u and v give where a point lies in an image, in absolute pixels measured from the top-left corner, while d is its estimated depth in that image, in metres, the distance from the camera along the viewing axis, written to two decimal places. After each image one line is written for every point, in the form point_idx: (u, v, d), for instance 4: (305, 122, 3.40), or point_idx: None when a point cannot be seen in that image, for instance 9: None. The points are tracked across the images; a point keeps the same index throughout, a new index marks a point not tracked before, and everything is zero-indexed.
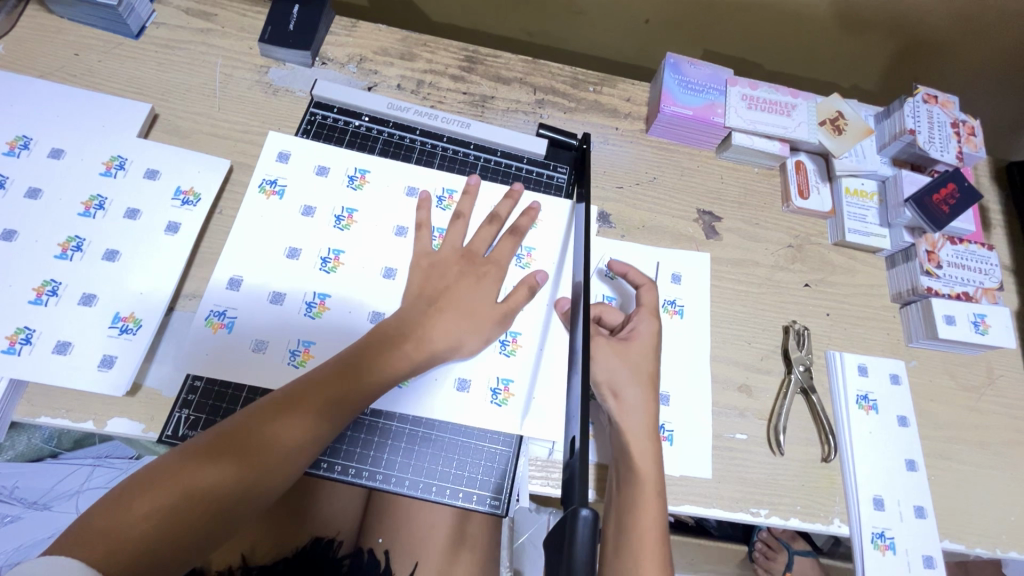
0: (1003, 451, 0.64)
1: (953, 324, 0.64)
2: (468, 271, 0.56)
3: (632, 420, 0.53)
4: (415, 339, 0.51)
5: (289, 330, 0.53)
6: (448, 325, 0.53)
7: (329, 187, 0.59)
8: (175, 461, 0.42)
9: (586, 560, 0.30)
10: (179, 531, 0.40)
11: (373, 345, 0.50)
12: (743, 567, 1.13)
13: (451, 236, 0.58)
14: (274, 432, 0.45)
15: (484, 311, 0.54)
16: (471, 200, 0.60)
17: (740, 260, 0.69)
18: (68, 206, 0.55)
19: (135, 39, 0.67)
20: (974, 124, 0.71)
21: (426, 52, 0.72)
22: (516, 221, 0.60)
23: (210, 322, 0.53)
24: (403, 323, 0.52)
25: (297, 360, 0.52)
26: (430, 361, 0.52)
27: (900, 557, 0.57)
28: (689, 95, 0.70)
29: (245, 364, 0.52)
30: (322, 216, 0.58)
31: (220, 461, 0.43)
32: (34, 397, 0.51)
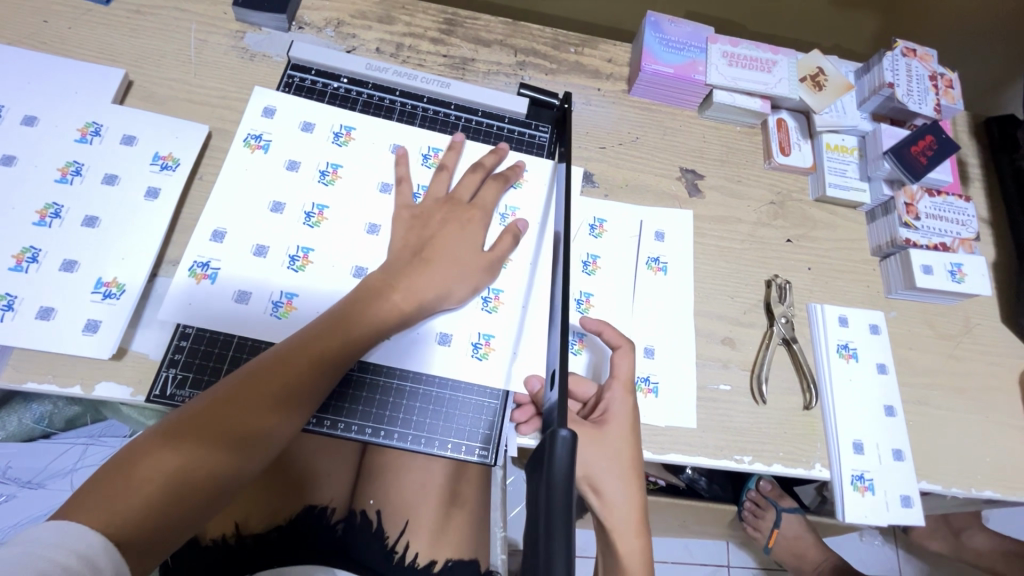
0: (978, 395, 0.66)
1: (930, 273, 0.65)
2: (451, 218, 0.56)
3: (615, 514, 0.53)
4: (402, 286, 0.52)
5: (271, 285, 0.53)
6: (436, 274, 0.53)
7: (310, 144, 0.59)
8: (170, 427, 0.43)
9: (567, 473, 0.32)
10: (180, 498, 0.41)
11: (358, 302, 0.51)
12: (732, 526, 1.16)
13: (432, 188, 0.58)
14: (266, 394, 0.45)
15: (469, 261, 0.54)
16: (458, 155, 0.60)
17: (723, 217, 0.69)
18: (44, 172, 0.55)
19: (105, 5, 0.65)
20: (952, 77, 0.71)
21: (405, 15, 0.72)
22: (501, 173, 0.60)
23: (193, 274, 0.53)
24: (389, 278, 0.52)
25: (280, 312, 0.53)
26: (419, 311, 0.52)
27: (878, 498, 0.59)
28: (670, 53, 0.70)
29: (229, 317, 0.52)
30: (306, 170, 0.58)
31: (215, 426, 0.43)
32: (19, 363, 0.50)
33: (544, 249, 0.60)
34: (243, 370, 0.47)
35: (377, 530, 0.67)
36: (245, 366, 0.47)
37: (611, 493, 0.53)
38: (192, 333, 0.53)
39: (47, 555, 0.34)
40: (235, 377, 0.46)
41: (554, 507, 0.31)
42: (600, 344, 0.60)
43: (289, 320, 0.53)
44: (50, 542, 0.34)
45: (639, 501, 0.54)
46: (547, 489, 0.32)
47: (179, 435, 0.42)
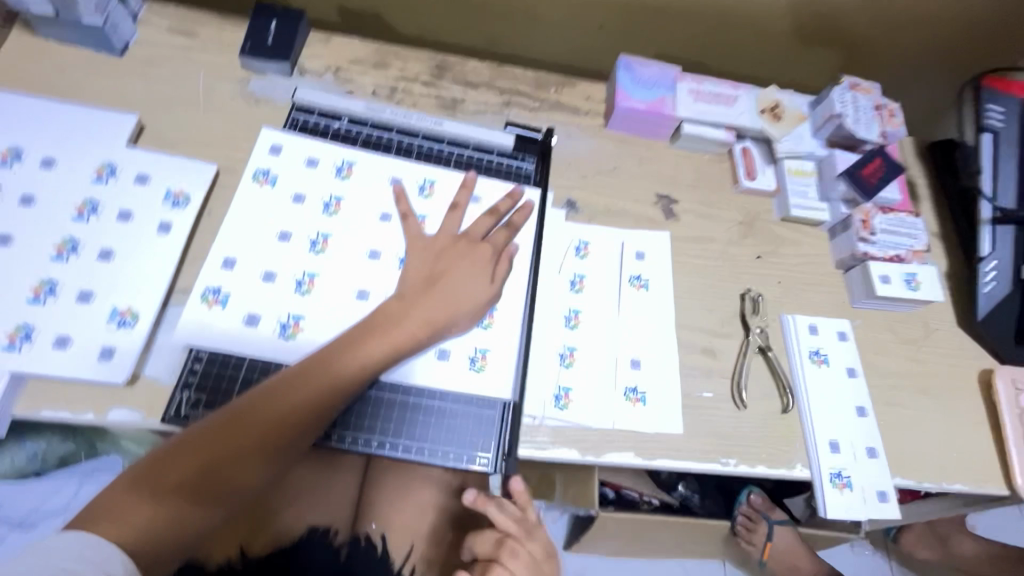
0: (942, 395, 0.71)
1: (888, 282, 0.71)
2: (464, 252, 0.61)
3: None
4: (415, 314, 0.56)
5: (278, 309, 0.57)
6: (443, 304, 0.57)
7: (317, 178, 0.63)
8: (182, 446, 0.46)
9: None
10: (180, 527, 0.44)
11: (353, 339, 0.54)
12: (726, 542, 1.18)
13: (447, 222, 0.63)
14: (272, 419, 0.49)
15: (474, 292, 0.59)
16: (469, 194, 0.66)
17: (697, 237, 0.75)
18: (62, 210, 0.58)
19: (119, 57, 0.70)
20: (894, 107, 0.79)
21: (398, 61, 0.78)
22: (500, 206, 0.66)
23: (205, 300, 0.56)
24: (402, 305, 0.56)
25: (288, 334, 0.56)
26: (430, 336, 0.56)
27: (857, 494, 0.62)
28: (641, 91, 0.77)
29: (238, 337, 0.55)
30: (311, 202, 0.62)
31: (222, 446, 0.47)
32: (36, 392, 0.52)
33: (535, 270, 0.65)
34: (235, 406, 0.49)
35: (383, 553, 0.68)
36: (254, 390, 0.50)
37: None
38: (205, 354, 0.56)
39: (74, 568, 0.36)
40: (228, 412, 0.49)
41: None
42: (591, 359, 0.63)
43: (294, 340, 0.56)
44: (74, 556, 0.37)
45: None
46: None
47: (177, 466, 0.45)
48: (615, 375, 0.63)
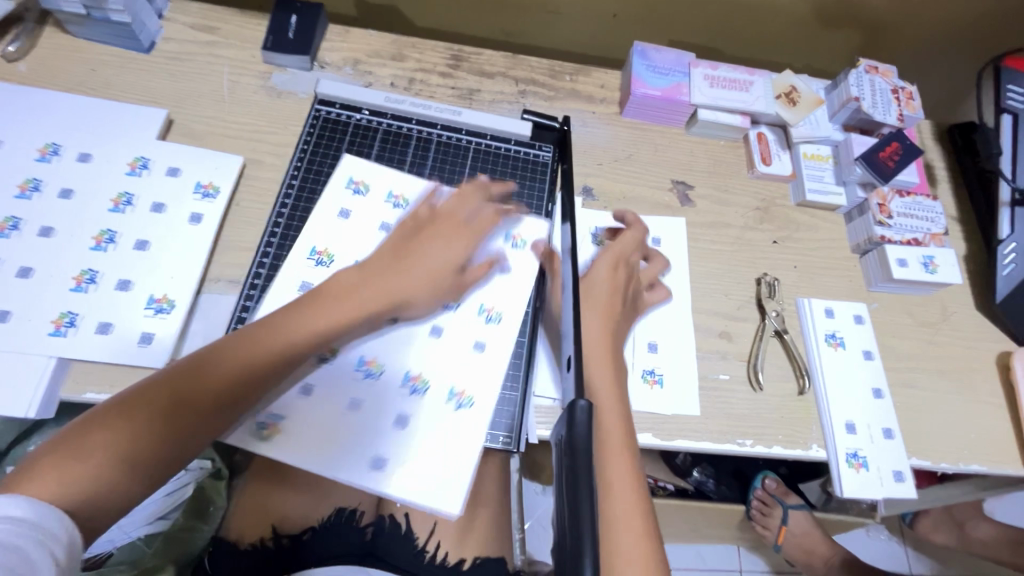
0: (959, 377, 0.71)
1: (905, 266, 0.71)
2: (439, 237, 0.59)
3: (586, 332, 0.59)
4: (372, 287, 0.54)
5: (366, 438, 0.55)
6: (414, 278, 0.56)
7: (328, 190, 0.65)
8: (133, 399, 0.44)
9: (585, 436, 0.37)
10: (120, 486, 0.41)
11: (309, 301, 0.53)
12: (741, 526, 1.19)
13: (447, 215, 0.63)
14: (223, 375, 0.47)
15: (443, 280, 0.58)
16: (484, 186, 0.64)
17: (713, 223, 0.75)
18: (99, 203, 0.61)
19: (146, 54, 0.72)
20: (912, 89, 0.79)
21: (415, 53, 0.79)
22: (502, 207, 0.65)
23: (260, 429, 0.54)
24: (363, 274, 0.55)
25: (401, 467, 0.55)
26: (388, 311, 0.55)
27: (873, 473, 0.63)
28: (656, 78, 0.77)
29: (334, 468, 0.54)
30: (339, 182, 0.66)
31: (173, 401, 0.45)
32: (80, 375, 0.55)
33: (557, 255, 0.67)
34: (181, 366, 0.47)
35: (407, 532, 0.71)
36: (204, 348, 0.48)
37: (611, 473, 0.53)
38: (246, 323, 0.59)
39: (20, 518, 0.36)
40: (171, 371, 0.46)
41: (580, 459, 0.36)
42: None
43: (391, 458, 0.55)
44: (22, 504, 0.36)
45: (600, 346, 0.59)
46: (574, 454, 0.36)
47: (129, 423, 0.43)
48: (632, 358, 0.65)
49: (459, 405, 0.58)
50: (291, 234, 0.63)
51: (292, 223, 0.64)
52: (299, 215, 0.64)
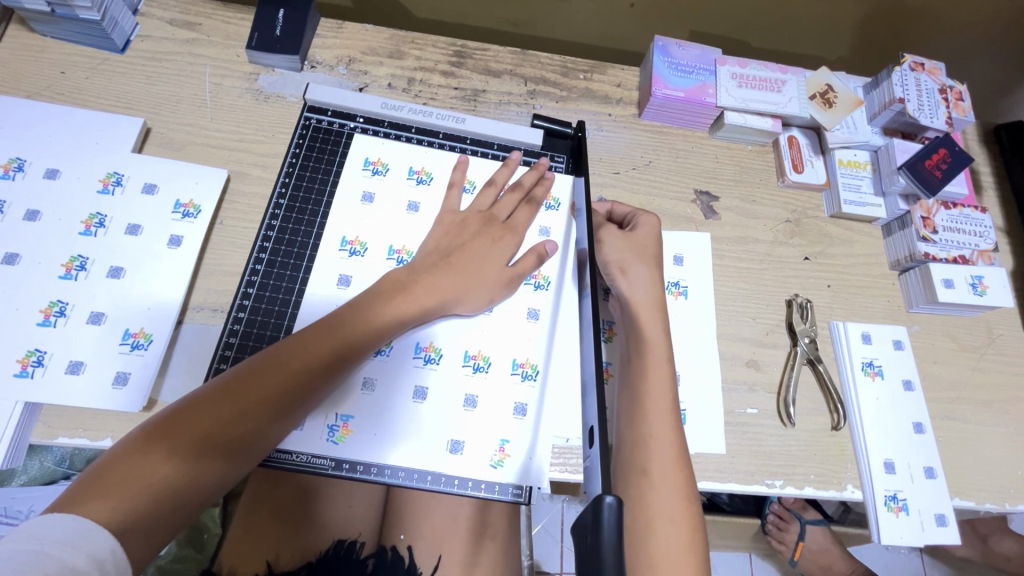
0: (1006, 408, 0.65)
1: (951, 287, 0.65)
2: (484, 232, 0.58)
3: (639, 297, 0.58)
4: (422, 284, 0.53)
5: (439, 423, 0.53)
6: (459, 278, 0.55)
7: (345, 177, 0.61)
8: (195, 403, 0.43)
9: (612, 541, 0.34)
10: (177, 497, 0.40)
11: (362, 304, 0.52)
12: (755, 539, 1.15)
13: (479, 198, 0.60)
14: (282, 378, 0.46)
15: (491, 274, 0.56)
16: (509, 171, 0.62)
17: (740, 238, 0.69)
18: (69, 225, 0.55)
19: (120, 54, 0.66)
20: (962, 89, 0.72)
21: (415, 50, 0.72)
22: (532, 191, 0.62)
23: (335, 436, 0.51)
24: (412, 274, 0.54)
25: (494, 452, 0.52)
26: (437, 309, 0.54)
27: (913, 518, 0.58)
28: (679, 77, 0.70)
29: (422, 466, 0.51)
30: (356, 164, 0.62)
31: (232, 404, 0.44)
32: (51, 418, 0.51)
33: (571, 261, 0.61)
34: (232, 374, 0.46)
35: (409, 566, 0.67)
36: (262, 350, 0.47)
37: (659, 431, 0.51)
38: (231, 357, 0.53)
39: (58, 554, 0.33)
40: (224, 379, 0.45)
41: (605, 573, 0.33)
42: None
43: (473, 444, 0.52)
44: (59, 540, 0.34)
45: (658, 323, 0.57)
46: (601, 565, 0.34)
47: (190, 426, 0.42)
48: None
49: (526, 378, 0.55)
50: (279, 260, 0.57)
51: (280, 248, 0.58)
52: (287, 238, 0.58)
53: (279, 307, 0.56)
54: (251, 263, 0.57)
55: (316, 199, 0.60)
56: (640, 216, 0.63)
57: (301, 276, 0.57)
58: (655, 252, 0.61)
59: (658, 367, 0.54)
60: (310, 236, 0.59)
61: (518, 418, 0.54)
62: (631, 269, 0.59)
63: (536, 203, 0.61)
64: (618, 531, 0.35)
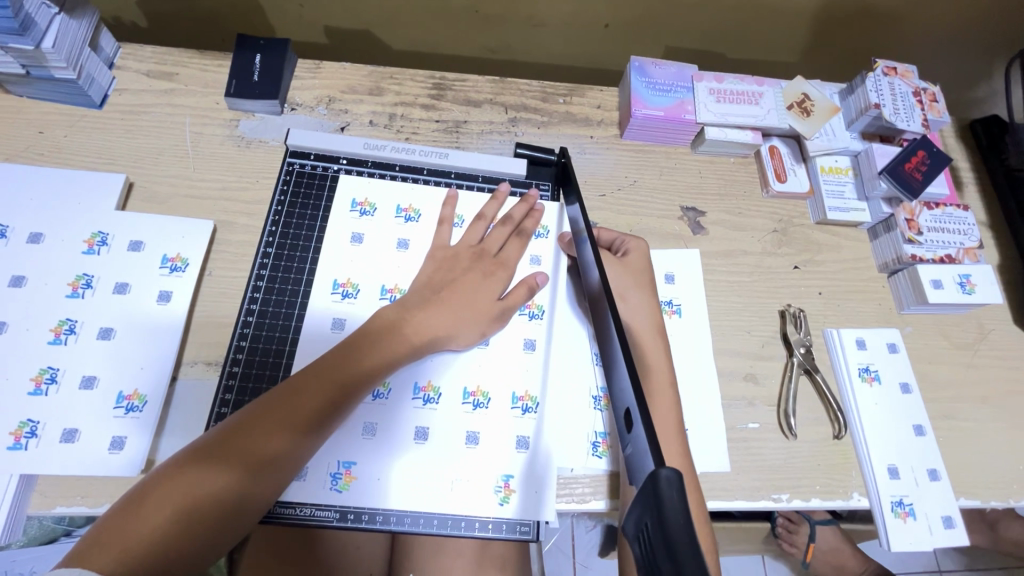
0: (1002, 403, 0.66)
1: (940, 288, 0.66)
2: (474, 266, 0.58)
3: (638, 321, 0.58)
4: (412, 322, 0.53)
5: (442, 464, 0.52)
6: (451, 312, 0.54)
7: (333, 220, 0.60)
8: (198, 450, 0.44)
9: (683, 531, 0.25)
10: (177, 545, 0.40)
11: (358, 343, 0.51)
12: (767, 543, 1.14)
13: (468, 234, 0.60)
14: (282, 419, 0.46)
15: (481, 302, 0.56)
16: (498, 205, 0.62)
17: (729, 251, 0.70)
18: (55, 288, 0.55)
19: (98, 109, 0.66)
20: (935, 90, 0.73)
21: (394, 85, 0.73)
22: (523, 224, 0.62)
23: (339, 484, 0.50)
24: (402, 312, 0.54)
25: (498, 487, 0.51)
26: (429, 346, 0.53)
27: (921, 522, 0.58)
28: (657, 95, 0.71)
29: (426, 508, 0.50)
30: (343, 206, 0.61)
31: (233, 448, 0.44)
32: (47, 488, 0.50)
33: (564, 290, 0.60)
34: (235, 420, 0.46)
35: None
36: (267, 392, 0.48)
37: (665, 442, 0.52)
38: (228, 413, 0.53)
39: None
40: (226, 425, 0.46)
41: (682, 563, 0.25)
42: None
43: (477, 482, 0.51)
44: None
45: (658, 328, 0.58)
46: (668, 553, 0.25)
47: (192, 472, 0.43)
48: None
49: (526, 411, 0.54)
50: (270, 309, 0.57)
51: (271, 298, 0.57)
52: (278, 287, 0.58)
53: (274, 359, 0.55)
54: (243, 314, 0.57)
55: (303, 247, 0.60)
56: (629, 242, 0.63)
57: (294, 325, 0.56)
58: (649, 276, 0.61)
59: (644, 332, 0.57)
60: (300, 283, 0.58)
61: (521, 451, 0.53)
62: (629, 295, 0.59)
63: (526, 235, 0.61)
64: (687, 515, 0.26)
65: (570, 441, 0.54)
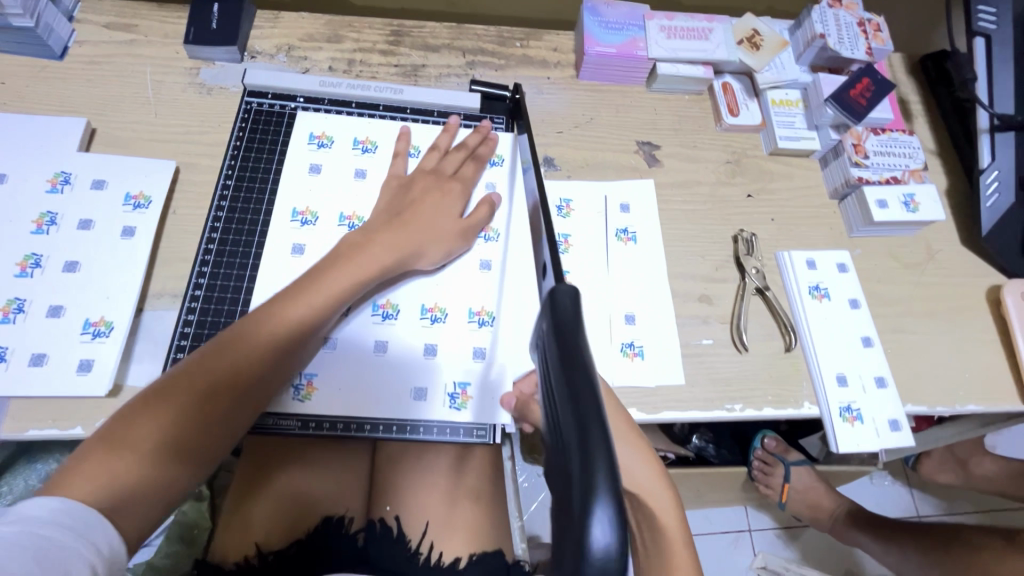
0: (949, 317, 0.69)
1: (885, 207, 0.68)
2: (435, 188, 0.60)
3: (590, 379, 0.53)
4: (381, 240, 0.55)
5: (402, 374, 0.54)
6: (417, 231, 0.56)
7: (291, 152, 0.62)
8: (180, 372, 0.45)
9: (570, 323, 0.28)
10: (169, 460, 0.42)
11: (328, 265, 0.52)
12: (745, 488, 1.17)
13: (425, 162, 0.62)
14: (262, 339, 0.48)
15: (446, 224, 0.58)
16: (450, 136, 0.64)
17: (683, 182, 0.72)
18: (20, 225, 0.56)
19: (59, 60, 0.67)
20: (879, 21, 0.75)
21: (352, 33, 0.74)
22: (476, 149, 0.64)
23: (301, 393, 0.53)
24: (369, 233, 0.55)
25: (454, 393, 0.54)
26: (399, 265, 0.55)
27: (868, 426, 0.61)
28: (610, 34, 0.73)
29: (384, 413, 0.53)
30: (301, 139, 0.63)
31: (216, 369, 0.45)
32: (19, 412, 0.51)
33: (517, 212, 0.63)
34: (213, 343, 0.47)
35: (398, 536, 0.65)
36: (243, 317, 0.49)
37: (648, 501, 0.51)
38: (191, 332, 0.55)
39: (48, 533, 0.34)
40: (205, 349, 0.47)
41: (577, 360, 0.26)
42: (582, 281, 0.64)
43: (434, 389, 0.54)
44: (52, 521, 0.35)
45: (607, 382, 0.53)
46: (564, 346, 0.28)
47: (176, 392, 0.44)
48: (609, 332, 0.62)
49: (483, 324, 0.57)
50: (231, 238, 0.59)
51: (231, 227, 0.59)
52: (237, 218, 0.60)
53: (235, 282, 0.57)
54: (204, 244, 0.58)
55: (261, 180, 0.61)
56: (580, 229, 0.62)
57: (254, 251, 0.59)
58: None
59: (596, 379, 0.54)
60: (260, 213, 0.60)
61: (477, 360, 0.56)
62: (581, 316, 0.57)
63: (481, 160, 0.64)
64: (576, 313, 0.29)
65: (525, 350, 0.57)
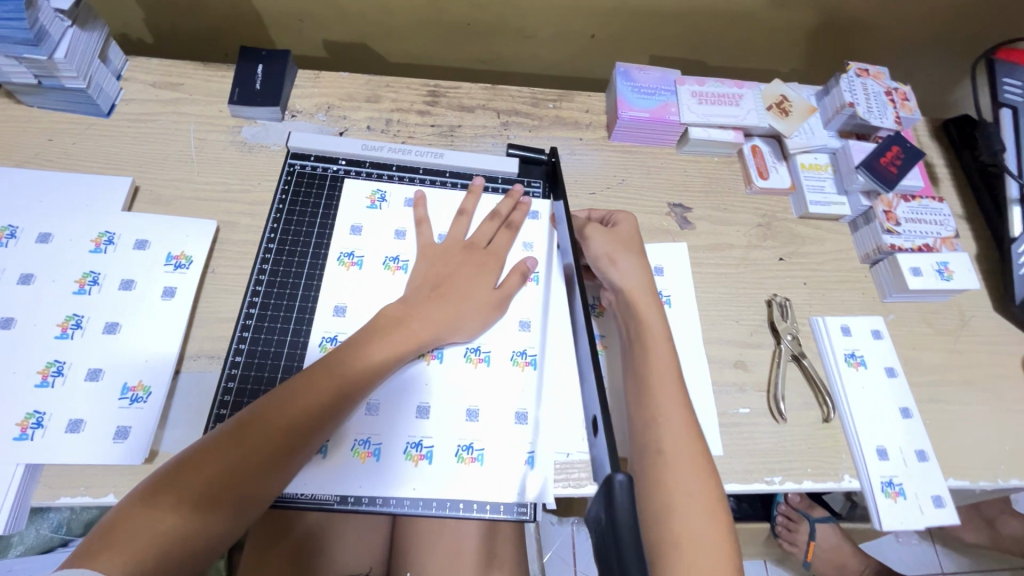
0: (986, 386, 0.68)
1: (919, 274, 0.68)
2: (469, 260, 0.61)
3: (631, 282, 0.60)
4: (418, 314, 0.56)
5: (444, 428, 0.55)
6: (452, 306, 0.57)
7: (339, 211, 0.64)
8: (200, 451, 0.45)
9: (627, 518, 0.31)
10: (183, 549, 0.41)
11: (358, 340, 0.53)
12: (767, 543, 1.14)
13: (454, 230, 0.63)
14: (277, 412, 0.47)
15: (480, 296, 0.59)
16: (476, 199, 0.66)
17: (715, 244, 0.72)
18: (63, 285, 0.56)
19: (106, 117, 0.68)
20: (906, 90, 0.77)
21: (391, 93, 0.76)
22: (512, 217, 0.66)
23: (409, 455, 0.54)
24: (405, 307, 0.56)
25: (515, 360, 0.59)
26: (434, 338, 0.56)
27: (911, 502, 0.60)
28: (643, 99, 0.74)
29: (490, 434, 0.56)
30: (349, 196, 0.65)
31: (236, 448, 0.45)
32: (52, 479, 0.50)
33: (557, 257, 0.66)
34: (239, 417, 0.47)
35: None
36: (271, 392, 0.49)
37: (667, 407, 0.52)
38: (231, 402, 0.54)
39: None
40: (238, 420, 0.47)
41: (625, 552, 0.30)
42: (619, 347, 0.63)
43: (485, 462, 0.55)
44: None
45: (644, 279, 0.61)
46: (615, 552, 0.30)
47: (198, 475, 0.43)
48: None
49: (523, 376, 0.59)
50: (273, 302, 0.59)
51: (273, 289, 0.60)
52: (280, 281, 0.60)
53: (276, 349, 0.57)
54: (245, 311, 0.58)
55: (304, 244, 0.62)
56: (617, 215, 0.66)
57: (295, 316, 0.59)
58: (638, 243, 0.64)
59: (663, 375, 0.54)
60: (302, 277, 0.61)
61: (523, 330, 0.61)
62: (620, 259, 0.62)
63: (515, 227, 0.65)
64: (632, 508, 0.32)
65: (563, 419, 0.58)
